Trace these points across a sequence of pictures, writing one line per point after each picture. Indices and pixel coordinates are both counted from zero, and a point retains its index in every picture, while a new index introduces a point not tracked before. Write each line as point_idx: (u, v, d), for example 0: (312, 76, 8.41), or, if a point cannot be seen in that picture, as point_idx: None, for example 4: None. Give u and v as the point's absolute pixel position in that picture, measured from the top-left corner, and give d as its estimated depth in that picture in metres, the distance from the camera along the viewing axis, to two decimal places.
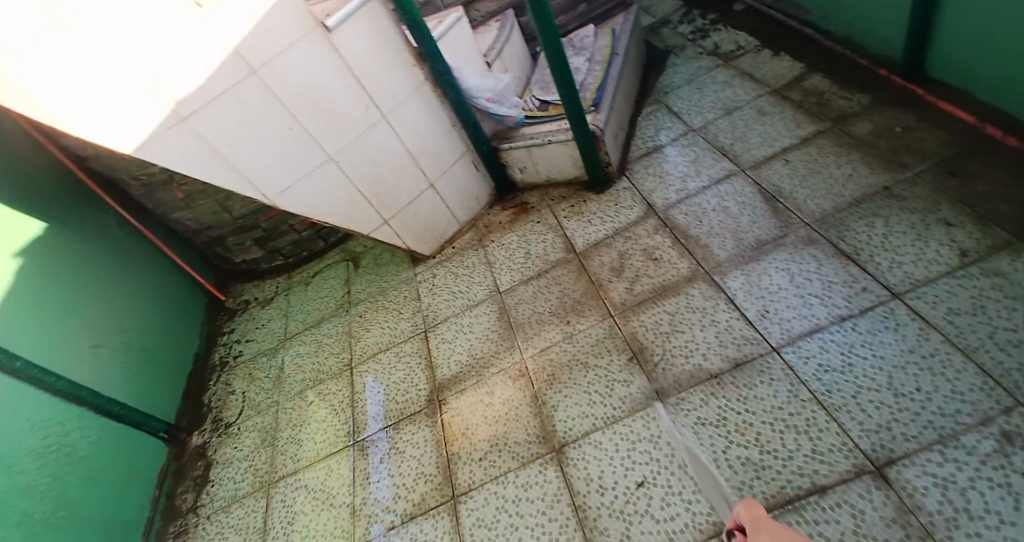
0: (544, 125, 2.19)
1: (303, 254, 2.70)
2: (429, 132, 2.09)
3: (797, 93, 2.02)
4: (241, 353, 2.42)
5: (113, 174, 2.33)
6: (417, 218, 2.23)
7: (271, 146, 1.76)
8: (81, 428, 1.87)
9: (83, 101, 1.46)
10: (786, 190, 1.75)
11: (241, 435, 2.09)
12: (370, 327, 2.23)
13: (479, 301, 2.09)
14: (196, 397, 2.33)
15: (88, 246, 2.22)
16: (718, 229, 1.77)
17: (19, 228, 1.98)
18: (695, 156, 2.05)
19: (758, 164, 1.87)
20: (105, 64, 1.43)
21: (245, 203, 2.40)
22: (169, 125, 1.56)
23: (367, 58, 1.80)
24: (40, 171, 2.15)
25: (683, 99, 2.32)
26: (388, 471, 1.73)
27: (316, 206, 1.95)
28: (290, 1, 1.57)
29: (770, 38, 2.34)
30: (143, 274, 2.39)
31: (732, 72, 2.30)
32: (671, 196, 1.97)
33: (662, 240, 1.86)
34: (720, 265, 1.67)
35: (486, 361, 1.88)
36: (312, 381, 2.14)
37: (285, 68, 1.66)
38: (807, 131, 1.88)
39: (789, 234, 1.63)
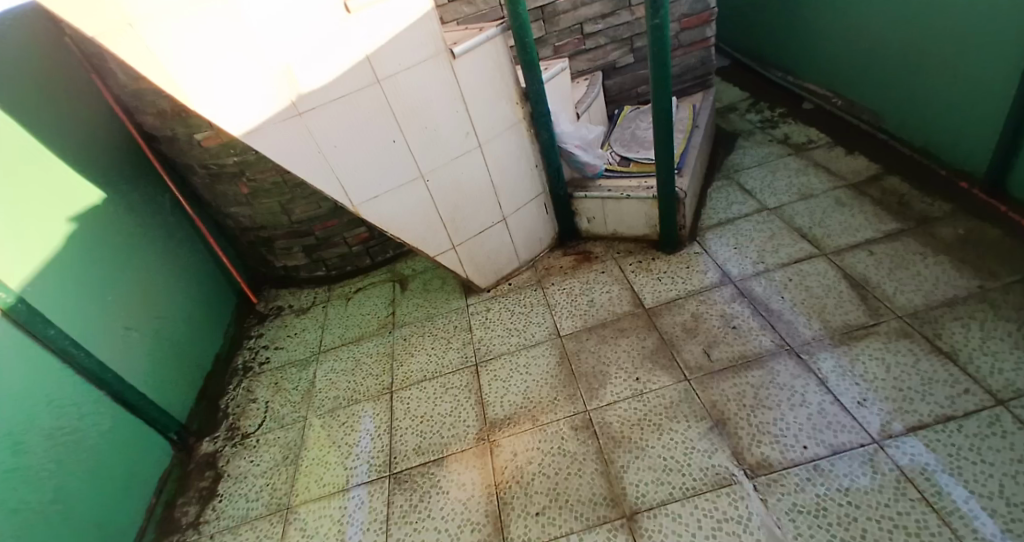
0: (621, 180, 2.21)
1: (347, 269, 2.61)
2: (515, 167, 2.10)
3: (876, 190, 2.08)
4: (268, 360, 2.29)
5: (177, 160, 2.21)
6: (482, 250, 2.19)
7: (370, 154, 1.74)
8: (97, 415, 1.67)
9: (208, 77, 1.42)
10: (874, 279, 1.75)
11: (260, 448, 1.92)
12: (415, 353, 2.13)
13: (536, 342, 2.00)
14: (212, 401, 2.13)
15: (142, 219, 2.10)
16: (802, 307, 1.74)
17: (79, 189, 1.85)
18: (771, 233, 2.05)
19: (841, 250, 1.88)
20: (241, 45, 1.41)
21: (306, 208, 2.32)
22: (283, 116, 1.54)
23: (479, 88, 1.84)
24: (110, 136, 2.06)
25: (755, 179, 2.36)
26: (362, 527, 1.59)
27: (394, 221, 1.91)
28: (428, 23, 1.62)
29: (841, 137, 2.44)
30: (186, 260, 2.27)
31: (806, 162, 2.36)
32: (748, 268, 1.95)
33: (741, 309, 1.81)
34: (808, 343, 1.64)
35: (545, 406, 1.76)
36: (346, 400, 2.01)
37: (405, 83, 1.67)
38: (890, 227, 1.91)
39: (881, 323, 1.62)
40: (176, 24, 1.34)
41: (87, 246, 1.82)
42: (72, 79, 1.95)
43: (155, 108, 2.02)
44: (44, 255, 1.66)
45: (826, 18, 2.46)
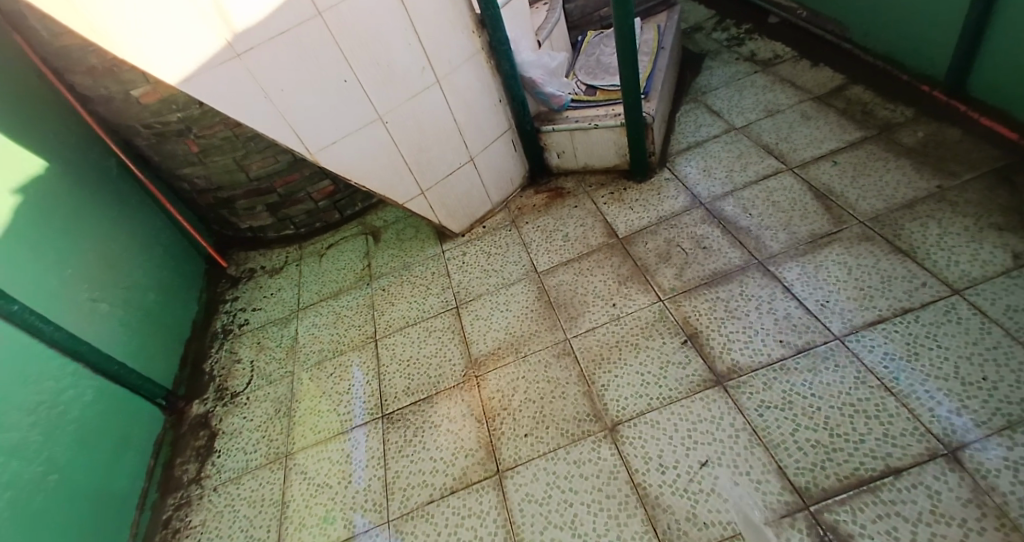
0: (587, 110, 2.18)
1: (316, 226, 2.56)
2: (477, 103, 2.05)
3: (840, 101, 2.08)
4: (247, 322, 2.26)
5: (117, 120, 2.08)
6: (453, 193, 2.17)
7: (322, 96, 1.68)
8: (74, 387, 1.64)
9: (135, 20, 1.33)
10: (837, 188, 1.78)
11: (250, 405, 1.94)
12: (395, 301, 2.14)
13: (515, 280, 2.02)
14: (195, 365, 2.14)
15: (92, 188, 2.01)
16: (769, 221, 1.77)
17: (18, 157, 1.75)
18: (740, 152, 2.05)
19: (806, 163, 1.90)
20: None
21: (264, 161, 2.23)
22: (224, 59, 1.46)
23: (431, 17, 1.76)
24: (43, 99, 1.93)
25: (722, 99, 2.34)
26: (366, 466, 1.64)
27: (357, 167, 1.87)
28: None
29: (807, 50, 2.41)
30: (146, 226, 2.20)
31: (772, 78, 2.34)
32: (716, 188, 1.96)
33: (710, 229, 1.83)
34: (775, 256, 1.68)
35: (527, 338, 1.80)
36: (331, 352, 2.03)
37: (352, 16, 1.60)
38: (853, 136, 1.92)
39: (843, 230, 1.67)
40: None
41: (37, 217, 1.74)
42: None
43: (88, 64, 1.89)
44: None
45: None
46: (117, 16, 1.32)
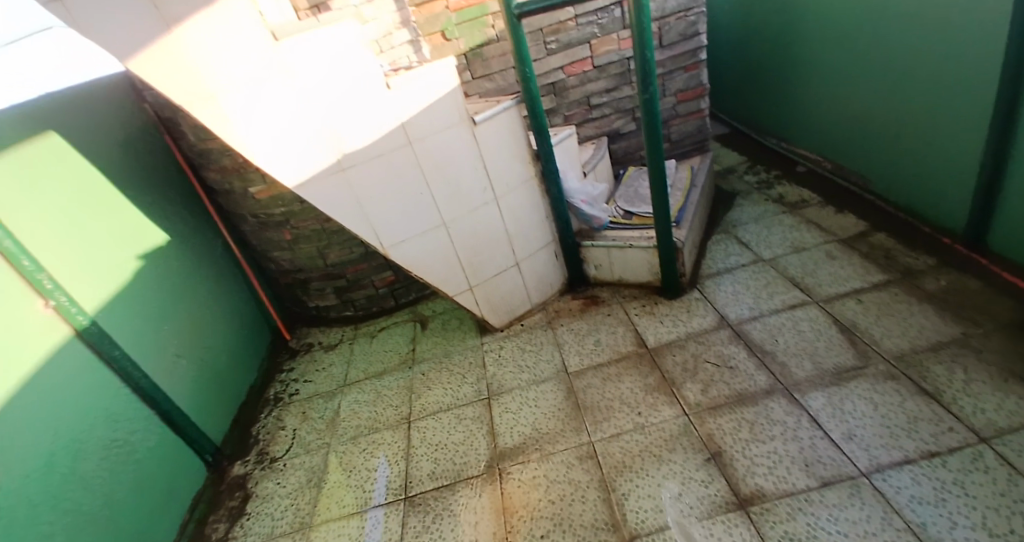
0: (625, 231, 2.40)
1: (372, 310, 2.82)
2: (529, 218, 2.32)
3: (864, 246, 2.18)
4: (297, 391, 2.46)
5: (233, 210, 2.52)
6: (498, 291, 2.38)
7: (400, 204, 2.00)
8: (144, 431, 1.84)
9: (272, 140, 1.68)
10: (862, 324, 1.86)
11: (285, 471, 2.06)
12: (432, 386, 2.28)
13: (545, 378, 2.12)
14: (245, 427, 2.31)
15: (191, 257, 2.34)
16: (795, 349, 1.83)
17: (147, 232, 2.11)
18: (766, 281, 2.15)
19: (831, 298, 1.99)
20: (301, 115, 1.70)
21: (342, 252, 2.60)
22: (330, 172, 1.82)
23: (496, 150, 2.09)
24: (175, 186, 2.35)
25: (751, 233, 2.49)
26: None
27: (418, 262, 2.13)
28: (455, 97, 1.90)
29: (833, 197, 2.57)
30: (226, 294, 2.50)
31: (798, 219, 2.47)
32: (744, 312, 2.04)
33: (737, 350, 1.90)
34: (800, 383, 1.73)
35: (553, 436, 1.86)
36: (367, 429, 2.15)
37: (433, 146, 1.95)
38: (877, 278, 2.02)
39: (868, 366, 1.73)
40: (250, 97, 1.60)
41: (150, 279, 2.06)
42: (148, 138, 2.28)
43: (220, 165, 2.33)
44: (108, 290, 1.85)
45: (814, 91, 2.69)
46: (261, 133, 1.66)
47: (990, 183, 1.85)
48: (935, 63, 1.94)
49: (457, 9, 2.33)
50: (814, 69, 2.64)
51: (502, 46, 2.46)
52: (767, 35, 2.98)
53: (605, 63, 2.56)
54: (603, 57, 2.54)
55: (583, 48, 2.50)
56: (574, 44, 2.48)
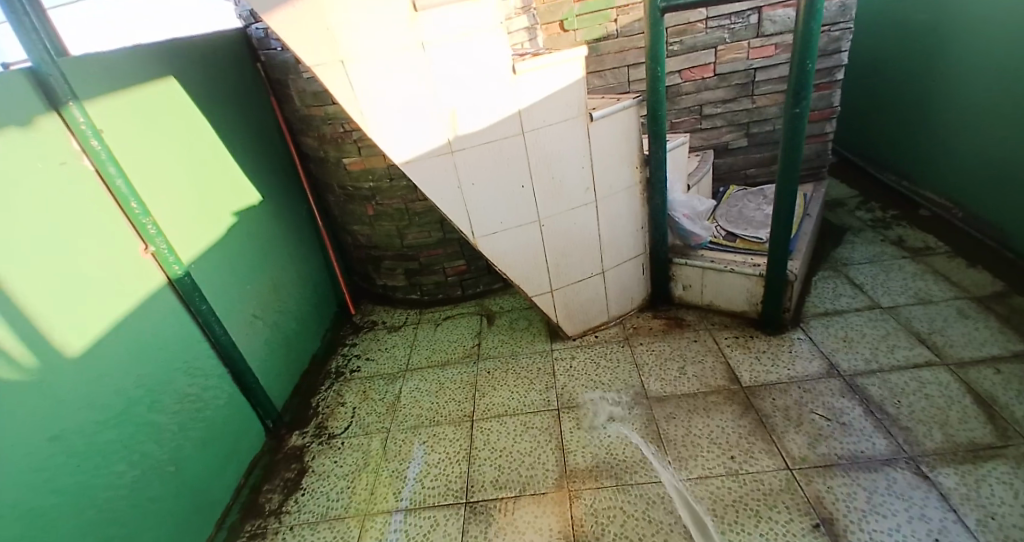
0: (723, 253, 2.24)
1: (438, 296, 2.73)
2: (625, 226, 2.19)
3: (1001, 306, 1.99)
4: (359, 369, 2.40)
5: (324, 179, 2.54)
6: (578, 298, 2.24)
7: (501, 194, 1.91)
8: (216, 388, 1.82)
9: (390, 113, 1.66)
10: (1001, 399, 1.65)
11: (343, 451, 2.00)
12: (498, 387, 2.16)
13: (622, 399, 1.97)
14: (304, 397, 2.27)
15: (278, 221, 2.34)
16: (921, 416, 1.66)
17: (242, 190, 2.12)
18: (886, 332, 2.01)
19: (964, 362, 1.81)
20: (423, 92, 1.66)
21: (421, 234, 2.54)
22: (440, 153, 1.76)
23: (607, 151, 1.99)
24: (273, 150, 2.38)
25: (866, 275, 2.34)
26: None
27: (507, 257, 2.03)
28: (577, 92, 1.83)
29: (961, 247, 2.38)
30: (303, 262, 2.49)
31: (922, 267, 2.31)
32: (859, 363, 1.90)
33: (849, 404, 1.75)
34: (928, 454, 1.55)
35: (628, 465, 1.72)
36: (429, 419, 2.06)
37: (544, 139, 1.87)
38: (1019, 346, 1.81)
39: (1011, 446, 1.52)
40: (378, 68, 1.60)
41: (240, 238, 2.06)
42: (255, 99, 2.31)
43: (319, 132, 2.35)
44: (201, 245, 1.85)
45: (953, 134, 2.48)
46: (382, 105, 1.65)
47: None
48: None
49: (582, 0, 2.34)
50: (954, 109, 2.47)
51: (620, 44, 2.44)
52: (905, 68, 2.78)
53: (727, 71, 2.49)
54: (726, 65, 2.47)
55: (707, 53, 2.45)
56: (698, 48, 2.43)
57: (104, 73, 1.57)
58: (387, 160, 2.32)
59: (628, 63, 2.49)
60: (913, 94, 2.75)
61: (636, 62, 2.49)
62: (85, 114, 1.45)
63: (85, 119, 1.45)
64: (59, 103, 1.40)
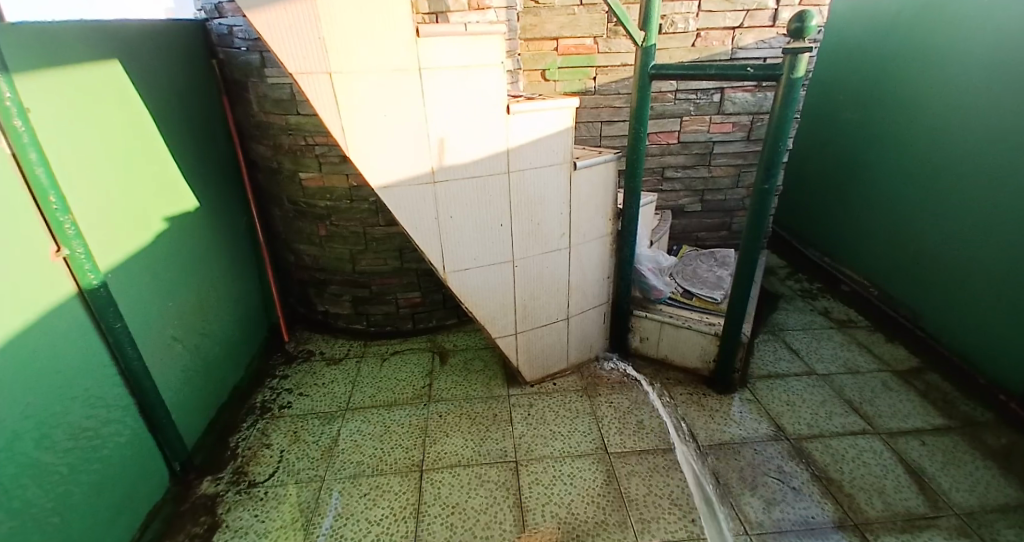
0: (681, 310, 2.31)
1: (386, 328, 2.56)
2: (592, 275, 2.20)
3: (920, 383, 2.22)
4: (290, 405, 2.15)
5: (273, 192, 2.32)
6: (540, 343, 2.19)
7: (478, 230, 1.83)
8: (117, 423, 1.52)
9: (374, 135, 1.55)
10: (929, 470, 1.80)
11: (268, 502, 1.73)
12: (450, 433, 2.02)
13: (583, 453, 1.92)
14: (221, 435, 1.98)
15: (215, 232, 2.09)
16: (862, 483, 1.76)
17: (179, 193, 1.87)
18: (823, 398, 2.14)
19: (894, 433, 1.96)
20: (413, 117, 1.57)
21: (376, 262, 2.37)
22: (421, 181, 1.66)
23: (585, 200, 2.00)
24: (218, 154, 2.14)
25: (800, 341, 2.52)
26: None
27: (475, 296, 1.94)
28: (565, 139, 1.83)
29: (879, 323, 2.65)
30: (237, 280, 2.23)
31: (848, 339, 2.53)
32: (803, 428, 1.99)
33: (799, 469, 1.82)
34: (872, 522, 1.63)
35: (592, 528, 1.65)
36: (370, 468, 1.86)
37: (528, 181, 1.83)
38: (939, 422, 2.01)
39: (941, 517, 1.64)
40: (369, 87, 1.49)
41: (170, 248, 1.80)
42: (207, 96, 2.09)
43: (276, 142, 2.16)
44: (124, 253, 1.58)
45: (874, 223, 2.80)
46: (367, 125, 1.53)
47: None
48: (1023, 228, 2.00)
49: (565, 54, 2.40)
50: (876, 201, 2.78)
51: (595, 100, 2.51)
52: (835, 160, 3.13)
53: (690, 140, 2.63)
54: (689, 134, 2.62)
55: (673, 122, 2.58)
56: (666, 115, 2.56)
57: (38, 43, 1.34)
58: (351, 179, 2.17)
59: (601, 119, 2.56)
60: (840, 183, 3.08)
61: (608, 119, 2.57)
62: (12, 89, 1.24)
63: (11, 93, 1.23)
64: None
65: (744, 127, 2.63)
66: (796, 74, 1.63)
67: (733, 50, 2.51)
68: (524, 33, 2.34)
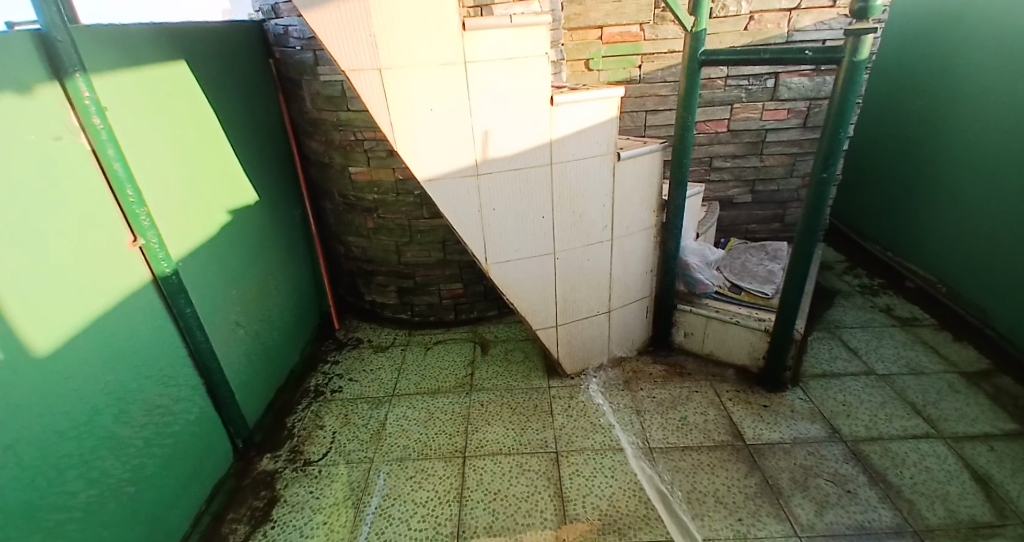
0: (729, 304, 2.25)
1: (431, 318, 2.63)
2: (635, 268, 2.17)
3: (990, 385, 2.08)
4: (340, 389, 2.24)
5: (324, 186, 2.42)
6: (582, 335, 2.19)
7: (521, 222, 1.85)
8: (187, 401, 1.64)
9: (421, 128, 1.58)
10: (997, 477, 1.69)
11: (320, 480, 1.82)
12: (492, 422, 2.06)
13: (624, 446, 1.92)
14: (278, 416, 2.10)
15: (272, 224, 2.20)
16: (922, 488, 1.67)
17: (240, 187, 1.97)
18: (881, 399, 2.04)
19: (959, 437, 1.84)
20: (458, 110, 1.59)
21: (421, 253, 2.43)
22: (466, 173, 1.69)
23: (630, 191, 1.97)
24: (274, 150, 2.25)
25: (857, 339, 2.40)
26: None
27: (518, 287, 1.95)
28: (610, 130, 1.81)
29: (945, 321, 2.49)
30: (292, 270, 2.34)
31: (911, 337, 2.39)
32: (858, 429, 1.91)
33: (853, 471, 1.74)
34: (933, 530, 1.55)
35: (633, 520, 1.65)
36: (416, 452, 1.92)
37: (573, 172, 1.83)
38: (1011, 427, 1.88)
39: (1008, 525, 1.54)
40: (416, 81, 1.52)
41: (232, 238, 1.91)
42: (264, 94, 2.18)
43: (327, 137, 2.24)
44: (191, 243, 1.68)
45: (942, 214, 2.62)
46: (414, 119, 1.57)
47: None
48: None
49: (610, 42, 2.36)
50: (945, 191, 2.60)
51: (641, 89, 2.46)
52: (901, 147, 2.94)
53: (740, 129, 2.54)
54: (740, 122, 2.53)
55: (723, 110, 2.50)
56: (715, 103, 2.48)
57: (113, 48, 1.45)
58: (398, 172, 2.23)
59: (646, 109, 2.51)
60: (906, 171, 2.89)
61: (654, 109, 2.51)
62: (90, 88, 1.32)
63: (90, 93, 1.32)
64: (63, 71, 1.27)
65: (800, 113, 2.51)
66: (859, 56, 1.54)
67: (789, 33, 2.40)
68: (569, 23, 2.32)
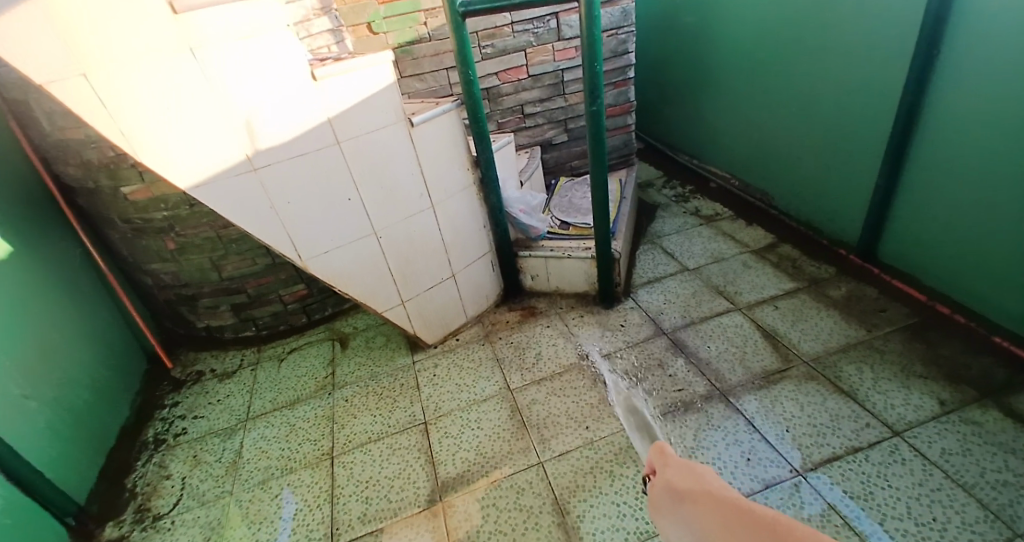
0: (562, 241, 2.39)
1: (280, 328, 2.50)
2: (464, 227, 2.20)
3: (774, 255, 2.47)
4: (185, 431, 2.07)
5: (101, 215, 2.13)
6: (430, 305, 2.21)
7: (324, 210, 1.79)
8: None
9: (164, 131, 1.44)
10: (780, 329, 2.04)
11: (174, 531, 1.70)
12: (359, 415, 2.03)
13: (487, 397, 2.01)
14: (114, 479, 1.90)
15: (45, 274, 1.92)
16: (725, 355, 1.98)
17: None
18: (693, 290, 2.34)
19: (751, 305, 2.19)
20: (204, 104, 1.47)
21: (242, 264, 2.27)
22: (239, 170, 1.58)
23: (433, 154, 1.97)
24: (23, 188, 1.93)
25: (674, 243, 2.70)
26: None
27: (343, 275, 1.91)
28: (392, 96, 1.77)
29: (740, 211, 2.88)
30: (89, 318, 2.08)
31: (715, 231, 2.74)
32: (676, 320, 2.19)
33: (674, 358, 2.01)
34: (734, 387, 1.84)
35: (498, 460, 1.76)
36: (279, 469, 1.85)
37: (364, 146, 1.78)
38: (789, 286, 2.26)
39: (791, 367, 1.87)
40: (139, 79, 1.37)
41: None
42: None
43: (83, 159, 1.96)
44: None
45: (726, 118, 2.97)
46: (152, 123, 1.42)
47: (880, 214, 2.12)
48: (841, 97, 2.19)
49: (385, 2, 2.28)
50: (723, 97, 2.94)
51: (433, 46, 2.43)
52: (684, 64, 3.24)
53: (539, 72, 2.64)
54: (537, 66, 2.62)
55: (519, 56, 2.56)
56: (509, 50, 2.53)
57: None
58: None
59: (446, 66, 2.50)
60: (694, 85, 3.20)
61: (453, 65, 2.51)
62: None
63: None
64: None
65: None
66: None
67: None
68: None
